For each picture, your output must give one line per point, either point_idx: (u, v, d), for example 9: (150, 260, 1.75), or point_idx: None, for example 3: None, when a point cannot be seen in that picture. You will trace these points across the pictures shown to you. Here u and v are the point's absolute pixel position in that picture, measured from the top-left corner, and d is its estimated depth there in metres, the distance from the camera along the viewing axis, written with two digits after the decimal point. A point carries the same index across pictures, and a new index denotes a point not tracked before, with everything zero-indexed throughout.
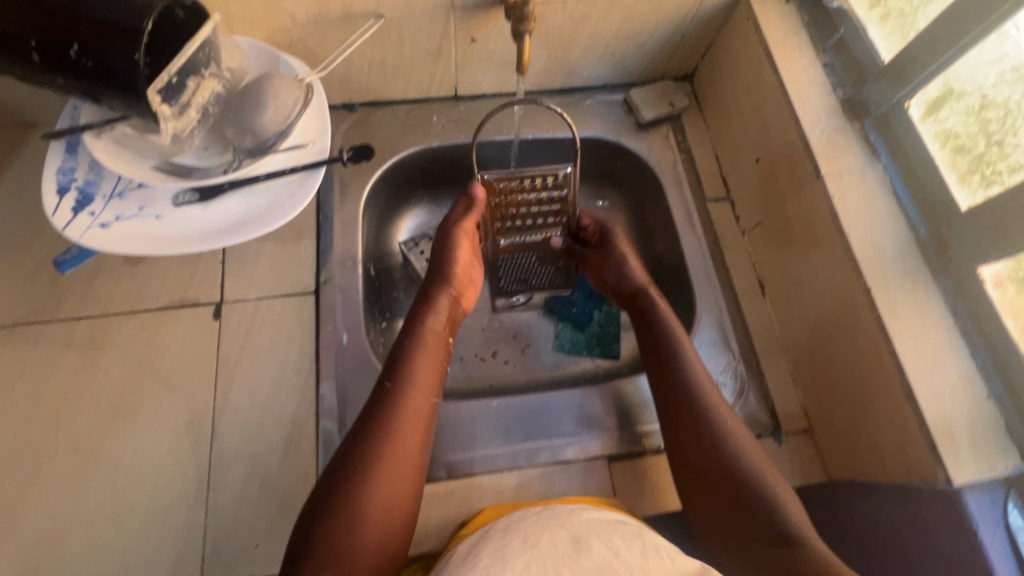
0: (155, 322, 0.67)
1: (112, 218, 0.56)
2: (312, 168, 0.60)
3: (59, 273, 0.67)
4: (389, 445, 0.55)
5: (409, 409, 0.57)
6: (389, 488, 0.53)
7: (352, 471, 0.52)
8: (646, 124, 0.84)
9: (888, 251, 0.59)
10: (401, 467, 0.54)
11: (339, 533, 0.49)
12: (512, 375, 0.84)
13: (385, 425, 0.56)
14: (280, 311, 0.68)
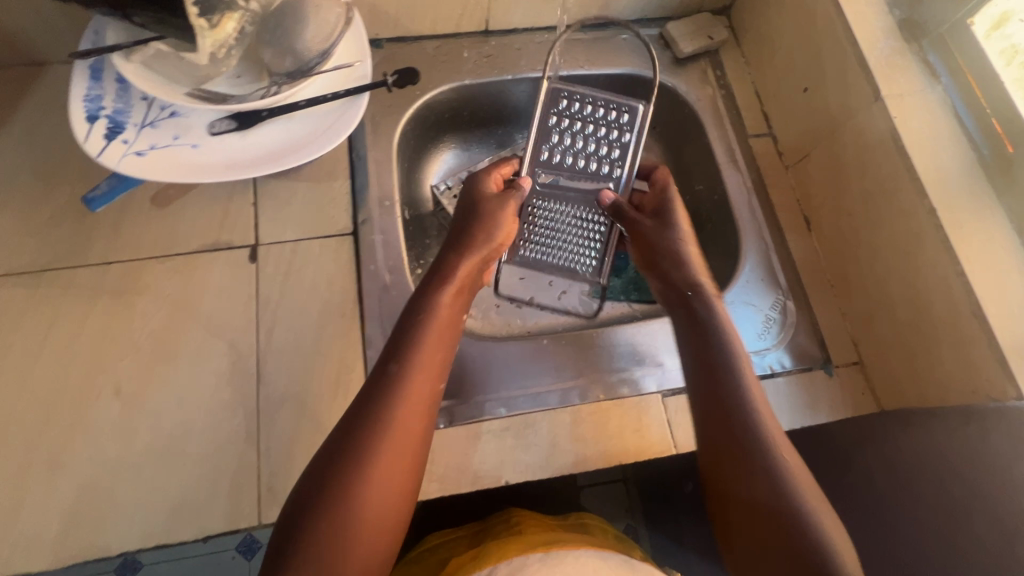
0: (190, 265, 0.64)
1: (147, 146, 0.54)
2: (355, 93, 0.57)
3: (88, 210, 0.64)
4: (392, 428, 0.51)
5: (412, 387, 0.53)
6: (392, 470, 0.50)
7: (353, 453, 0.49)
8: (683, 59, 0.81)
9: (952, 173, 0.58)
10: (404, 450, 0.51)
11: (338, 514, 0.47)
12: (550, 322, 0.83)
13: (391, 402, 0.52)
14: (319, 252, 0.66)
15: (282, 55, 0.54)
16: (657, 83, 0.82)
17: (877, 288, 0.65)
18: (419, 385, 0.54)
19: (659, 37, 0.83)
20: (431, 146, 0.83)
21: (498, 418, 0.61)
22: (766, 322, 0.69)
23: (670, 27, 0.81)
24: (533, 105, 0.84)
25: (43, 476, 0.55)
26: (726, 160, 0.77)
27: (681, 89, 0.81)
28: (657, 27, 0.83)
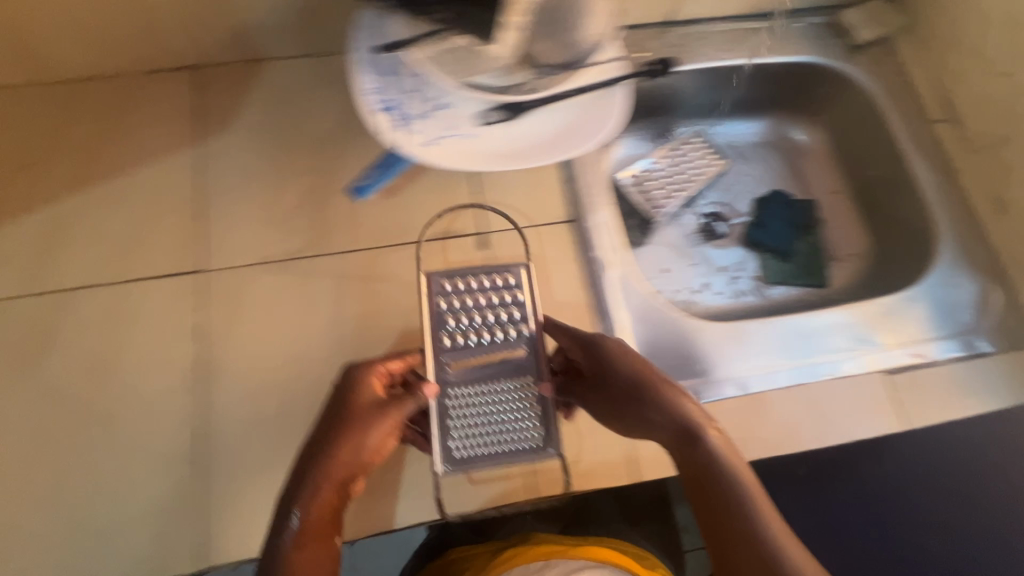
0: (425, 252, 0.67)
1: (425, 137, 0.56)
2: (613, 84, 0.57)
3: (357, 200, 0.68)
4: (314, 529, 0.49)
5: (321, 474, 0.50)
6: (315, 557, 0.48)
7: (285, 559, 0.47)
8: (860, 46, 0.82)
9: None
10: (325, 533, 0.49)
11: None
12: (724, 306, 0.85)
13: (303, 505, 0.49)
14: (541, 239, 0.68)
15: (552, 48, 0.55)
16: (833, 71, 0.83)
17: None
18: (328, 479, 0.51)
19: (832, 25, 0.84)
20: None
21: (731, 398, 0.63)
22: (969, 303, 0.71)
23: (847, 14, 0.83)
24: (705, 94, 0.86)
25: None
26: (911, 146, 0.79)
27: (859, 76, 0.82)
28: (830, 14, 0.84)
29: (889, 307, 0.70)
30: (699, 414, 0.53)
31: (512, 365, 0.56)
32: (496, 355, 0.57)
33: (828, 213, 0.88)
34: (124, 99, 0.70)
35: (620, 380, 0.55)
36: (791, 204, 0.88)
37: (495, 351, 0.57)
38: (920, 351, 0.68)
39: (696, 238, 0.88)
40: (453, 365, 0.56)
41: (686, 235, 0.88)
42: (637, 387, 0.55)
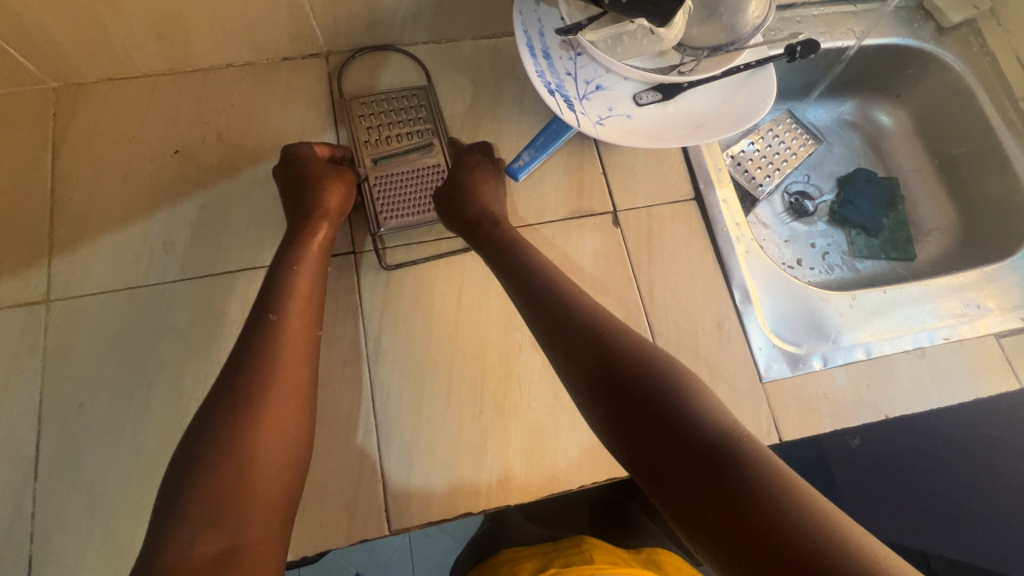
0: (563, 231, 0.70)
1: (589, 119, 0.59)
2: (762, 66, 0.60)
3: (512, 179, 0.71)
4: (267, 400, 0.49)
5: (283, 357, 0.52)
6: (273, 439, 0.48)
7: (236, 417, 0.48)
8: (948, 28, 0.86)
9: None
10: (285, 421, 0.50)
11: (223, 484, 0.45)
12: (818, 280, 0.89)
13: (251, 377, 0.50)
14: (672, 216, 0.72)
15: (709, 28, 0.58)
16: (922, 53, 0.87)
17: None
18: (285, 379, 0.51)
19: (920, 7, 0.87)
20: None
21: (861, 360, 0.68)
22: None
23: None
24: (800, 77, 0.89)
25: (495, 421, 0.62)
26: (1000, 123, 0.83)
27: (951, 58, 0.86)
28: None
29: (998, 277, 0.74)
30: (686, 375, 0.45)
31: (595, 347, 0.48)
32: (565, 351, 0.49)
33: (912, 189, 0.92)
34: (258, 89, 0.71)
35: (640, 374, 0.45)
36: (877, 182, 0.92)
37: (578, 326, 0.50)
38: None
39: (786, 215, 0.92)
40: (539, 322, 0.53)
41: (778, 213, 0.92)
42: (641, 375, 0.45)
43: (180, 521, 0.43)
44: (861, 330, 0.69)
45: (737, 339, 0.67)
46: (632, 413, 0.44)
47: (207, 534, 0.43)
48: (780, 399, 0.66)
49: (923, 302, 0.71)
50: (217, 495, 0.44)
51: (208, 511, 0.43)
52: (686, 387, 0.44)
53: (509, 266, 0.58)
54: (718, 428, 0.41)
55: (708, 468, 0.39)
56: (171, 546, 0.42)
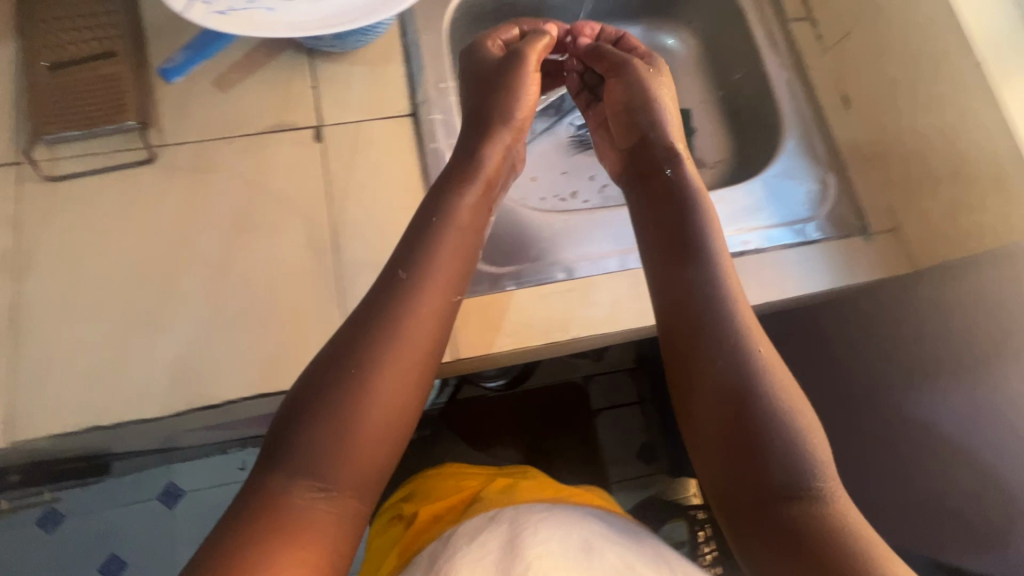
0: (257, 145, 0.66)
1: (227, 6, 0.53)
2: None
3: (166, 81, 0.64)
4: (385, 347, 0.49)
5: (411, 327, 0.51)
6: (391, 398, 0.48)
7: (342, 373, 0.48)
8: None
9: (999, 33, 0.61)
10: (399, 387, 0.49)
11: (330, 439, 0.45)
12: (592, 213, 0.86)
13: (377, 342, 0.49)
14: (381, 132, 0.68)
15: None
16: None
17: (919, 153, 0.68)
18: (410, 346, 0.50)
19: None
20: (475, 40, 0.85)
21: (559, 280, 0.65)
22: (808, 195, 0.73)
23: None
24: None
25: (148, 337, 0.59)
26: (765, 45, 0.79)
27: None
28: None
29: (726, 198, 0.72)
30: (771, 358, 0.49)
31: (693, 330, 0.51)
32: (668, 312, 0.53)
33: (698, 121, 0.90)
34: None
35: (757, 374, 0.48)
36: None
37: (702, 305, 0.52)
38: (750, 241, 0.69)
39: (569, 148, 0.90)
40: (656, 279, 0.56)
41: (560, 145, 0.90)
42: (737, 374, 0.48)
43: (274, 469, 0.45)
44: (573, 250, 0.68)
45: None
46: (732, 415, 0.47)
47: (309, 486, 0.44)
48: (464, 320, 0.63)
49: None
50: (329, 426, 0.46)
51: (305, 465, 0.45)
52: (779, 403, 0.47)
53: (657, 228, 0.59)
54: (822, 467, 0.45)
55: (794, 496, 0.44)
56: (270, 493, 0.44)
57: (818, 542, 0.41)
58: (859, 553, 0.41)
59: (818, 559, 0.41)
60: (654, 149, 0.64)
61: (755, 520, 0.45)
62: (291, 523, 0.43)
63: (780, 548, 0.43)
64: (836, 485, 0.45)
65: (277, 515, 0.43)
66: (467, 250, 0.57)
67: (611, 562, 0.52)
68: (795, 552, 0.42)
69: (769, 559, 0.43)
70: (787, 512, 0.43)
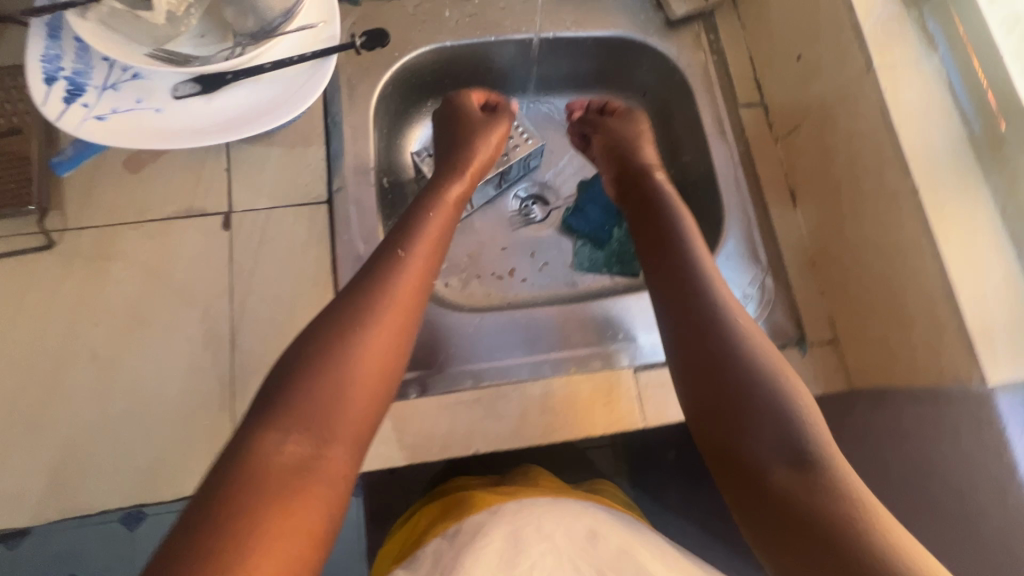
0: (162, 231, 0.64)
1: (109, 110, 0.51)
2: (322, 55, 0.54)
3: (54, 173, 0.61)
4: (387, 308, 0.54)
5: (394, 295, 0.55)
6: (372, 358, 0.51)
7: (335, 339, 0.51)
8: (677, 22, 0.77)
9: (942, 150, 0.56)
10: (383, 352, 0.52)
11: (324, 396, 0.48)
12: (531, 294, 0.83)
13: (360, 311, 0.53)
14: (293, 220, 0.66)
15: (243, 15, 0.51)
16: (647, 49, 0.79)
17: (857, 266, 0.64)
18: (390, 320, 0.54)
19: None
20: (412, 109, 0.80)
21: (466, 389, 0.63)
22: (744, 299, 0.68)
23: None
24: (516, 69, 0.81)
25: (26, 439, 0.57)
26: (713, 131, 0.75)
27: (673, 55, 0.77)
28: None
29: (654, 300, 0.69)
30: (767, 353, 0.53)
31: (697, 336, 0.56)
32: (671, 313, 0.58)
33: None
34: None
35: (740, 367, 0.52)
36: None
37: (695, 312, 0.57)
38: None
39: (512, 222, 0.86)
40: (660, 281, 0.61)
41: (502, 218, 0.86)
42: (741, 372, 0.52)
43: (268, 428, 0.46)
44: (485, 355, 0.66)
45: None
46: (730, 399, 0.52)
47: (296, 438, 0.46)
48: None
49: (566, 327, 0.67)
50: (332, 381, 0.49)
51: (302, 419, 0.47)
52: (781, 391, 0.51)
53: (650, 258, 0.64)
54: (813, 444, 0.47)
55: (801, 469, 0.46)
56: (262, 448, 0.45)
57: (827, 507, 0.43)
58: (865, 510, 0.43)
59: (810, 522, 0.43)
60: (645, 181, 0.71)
61: (761, 497, 0.47)
62: (276, 474, 0.44)
63: (785, 517, 0.45)
64: (838, 459, 0.47)
65: (263, 470, 0.44)
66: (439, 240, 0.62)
67: (615, 543, 0.55)
68: (790, 511, 0.45)
69: (777, 528, 0.45)
70: (775, 478, 0.47)
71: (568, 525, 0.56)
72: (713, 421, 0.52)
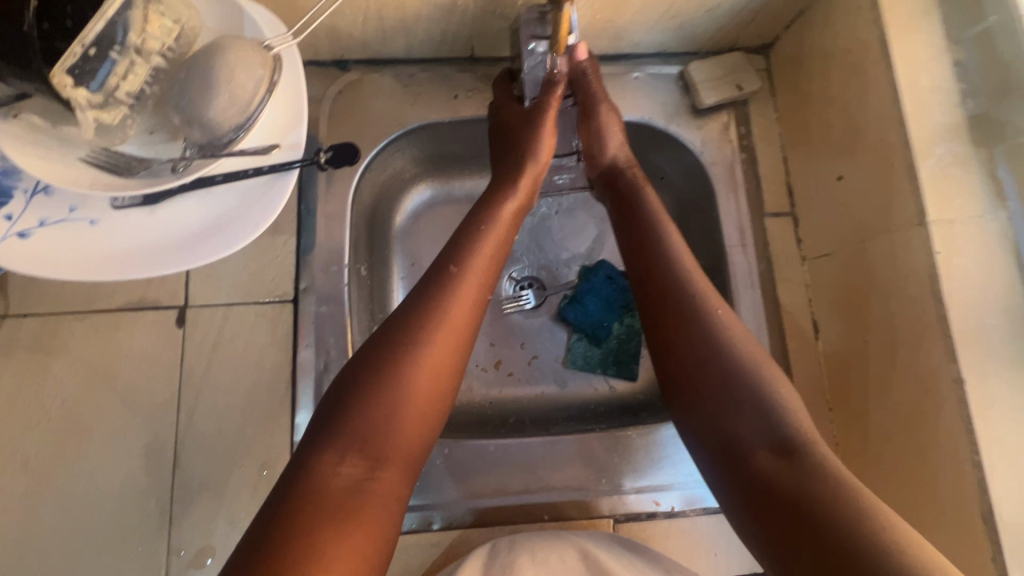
0: (110, 326, 0.58)
1: (34, 224, 0.45)
2: (281, 169, 0.48)
3: None
4: (433, 332, 0.49)
5: (456, 299, 0.51)
6: (433, 374, 0.48)
7: (392, 351, 0.47)
8: (704, 109, 0.68)
9: (998, 331, 0.48)
10: (444, 364, 0.49)
11: (379, 411, 0.46)
12: (516, 392, 0.73)
13: (422, 321, 0.49)
14: (252, 321, 0.59)
15: (189, 124, 0.43)
16: (668, 136, 0.69)
17: (879, 435, 0.55)
18: (452, 321, 0.50)
19: (680, 77, 0.69)
20: (401, 181, 0.73)
21: (431, 532, 0.58)
22: None
23: (694, 68, 0.67)
24: None
25: None
26: (735, 243, 0.65)
27: (696, 147, 0.67)
28: (680, 64, 0.69)
29: (648, 438, 0.62)
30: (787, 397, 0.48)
31: (695, 353, 0.51)
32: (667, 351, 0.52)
33: None
34: None
35: (745, 379, 0.49)
36: (616, 280, 0.74)
37: (688, 334, 0.51)
38: (663, 502, 0.60)
39: (502, 305, 0.75)
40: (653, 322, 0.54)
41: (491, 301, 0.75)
42: (731, 374, 0.49)
43: (325, 447, 0.44)
44: (451, 490, 0.59)
45: None
46: (729, 412, 0.48)
47: (352, 458, 0.44)
48: None
49: (545, 462, 0.61)
50: (380, 402, 0.46)
51: (357, 440, 0.45)
52: (773, 398, 0.48)
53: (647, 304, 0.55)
54: (801, 432, 0.46)
55: (783, 455, 0.45)
56: (318, 471, 0.44)
57: (824, 498, 0.41)
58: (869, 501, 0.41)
59: (814, 511, 0.41)
60: (620, 177, 0.62)
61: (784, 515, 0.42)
62: (331, 495, 0.43)
63: (779, 505, 0.43)
64: (817, 440, 0.46)
65: (323, 495, 0.43)
66: (506, 239, 0.57)
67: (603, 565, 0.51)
68: (792, 502, 0.42)
69: (781, 519, 0.42)
70: (760, 463, 0.45)
71: (552, 556, 0.52)
72: (700, 420, 0.49)
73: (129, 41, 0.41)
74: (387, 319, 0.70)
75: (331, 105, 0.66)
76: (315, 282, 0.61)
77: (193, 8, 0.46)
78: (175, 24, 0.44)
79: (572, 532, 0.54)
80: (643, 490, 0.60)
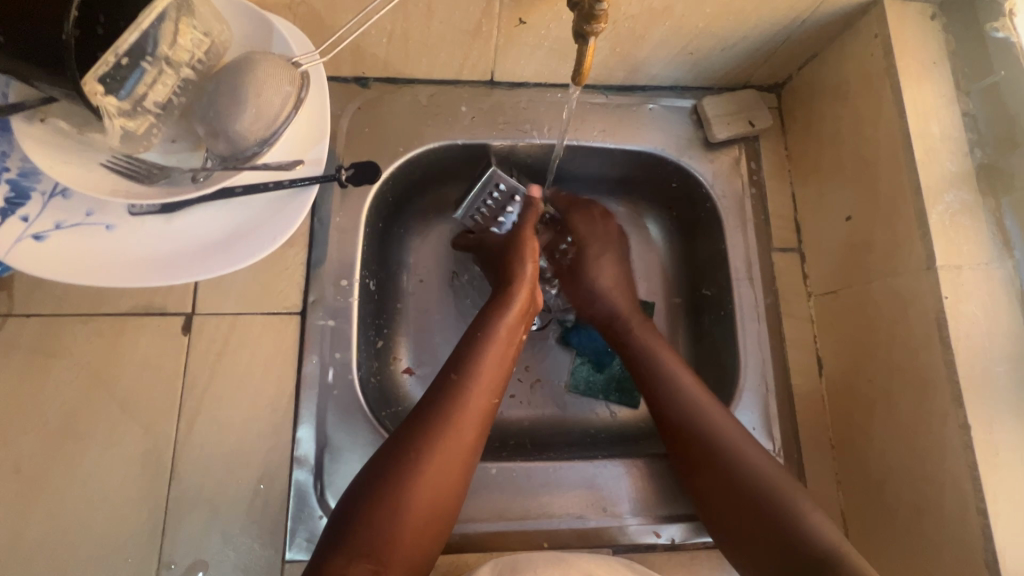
0: (115, 330, 0.58)
1: (51, 226, 0.45)
2: (301, 184, 0.49)
3: None
4: (444, 447, 0.50)
5: (467, 410, 0.53)
6: (440, 482, 0.50)
7: (402, 459, 0.49)
8: (716, 143, 0.69)
9: (1004, 377, 0.48)
10: (451, 473, 0.50)
11: (386, 520, 0.47)
12: (517, 415, 0.72)
13: (429, 431, 0.51)
14: (259, 333, 0.59)
15: (214, 135, 0.44)
16: (680, 169, 0.70)
17: (882, 475, 0.55)
18: (460, 439, 0.52)
19: (694, 110, 0.70)
20: (413, 199, 0.73)
21: None
22: None
23: (708, 103, 0.69)
24: (513, 167, 0.73)
25: None
26: (742, 275, 0.66)
27: (707, 179, 0.68)
28: (694, 98, 0.70)
29: (653, 468, 0.62)
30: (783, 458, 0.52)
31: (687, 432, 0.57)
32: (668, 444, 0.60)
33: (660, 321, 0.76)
34: None
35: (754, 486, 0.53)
36: None
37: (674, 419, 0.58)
38: (663, 533, 0.59)
39: None
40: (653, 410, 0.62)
41: None
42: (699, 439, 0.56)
43: (335, 547, 0.45)
44: None
45: (275, 505, 0.55)
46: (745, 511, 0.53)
47: (361, 558, 0.45)
48: None
49: (550, 487, 0.60)
50: (389, 504, 0.47)
51: (363, 545, 0.45)
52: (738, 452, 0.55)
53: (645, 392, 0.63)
54: None
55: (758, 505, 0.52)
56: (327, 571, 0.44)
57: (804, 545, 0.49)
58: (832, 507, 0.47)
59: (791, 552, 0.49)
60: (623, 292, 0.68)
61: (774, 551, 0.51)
62: None
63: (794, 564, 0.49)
64: None
65: None
66: (507, 355, 0.58)
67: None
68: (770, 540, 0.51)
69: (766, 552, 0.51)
70: (773, 527, 0.51)
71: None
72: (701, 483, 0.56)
73: (162, 49, 0.41)
74: (394, 335, 0.70)
75: (349, 122, 0.66)
76: (325, 297, 0.61)
77: (224, 22, 0.46)
78: (205, 37, 0.44)
79: (572, 556, 0.54)
80: (646, 520, 0.60)
